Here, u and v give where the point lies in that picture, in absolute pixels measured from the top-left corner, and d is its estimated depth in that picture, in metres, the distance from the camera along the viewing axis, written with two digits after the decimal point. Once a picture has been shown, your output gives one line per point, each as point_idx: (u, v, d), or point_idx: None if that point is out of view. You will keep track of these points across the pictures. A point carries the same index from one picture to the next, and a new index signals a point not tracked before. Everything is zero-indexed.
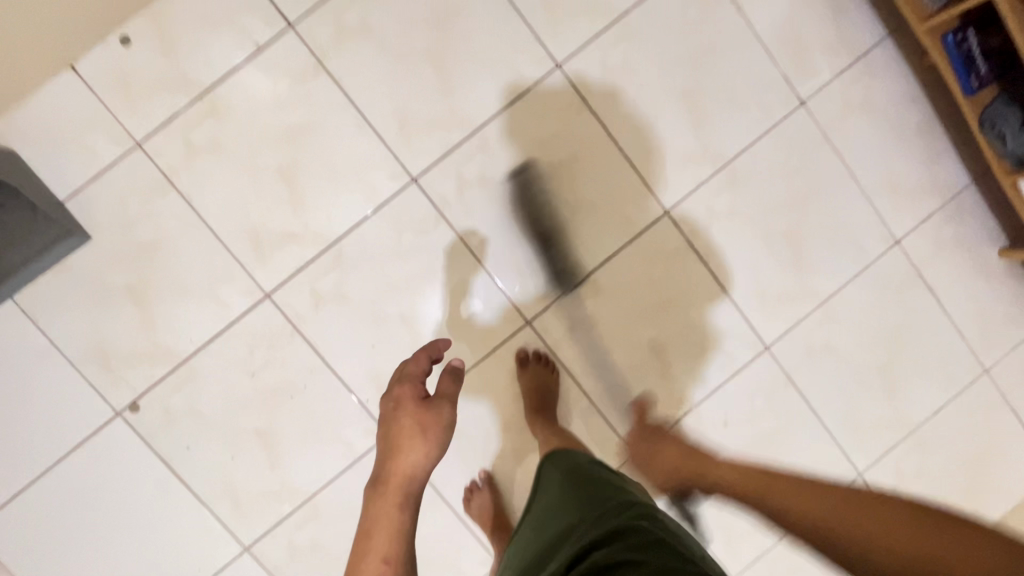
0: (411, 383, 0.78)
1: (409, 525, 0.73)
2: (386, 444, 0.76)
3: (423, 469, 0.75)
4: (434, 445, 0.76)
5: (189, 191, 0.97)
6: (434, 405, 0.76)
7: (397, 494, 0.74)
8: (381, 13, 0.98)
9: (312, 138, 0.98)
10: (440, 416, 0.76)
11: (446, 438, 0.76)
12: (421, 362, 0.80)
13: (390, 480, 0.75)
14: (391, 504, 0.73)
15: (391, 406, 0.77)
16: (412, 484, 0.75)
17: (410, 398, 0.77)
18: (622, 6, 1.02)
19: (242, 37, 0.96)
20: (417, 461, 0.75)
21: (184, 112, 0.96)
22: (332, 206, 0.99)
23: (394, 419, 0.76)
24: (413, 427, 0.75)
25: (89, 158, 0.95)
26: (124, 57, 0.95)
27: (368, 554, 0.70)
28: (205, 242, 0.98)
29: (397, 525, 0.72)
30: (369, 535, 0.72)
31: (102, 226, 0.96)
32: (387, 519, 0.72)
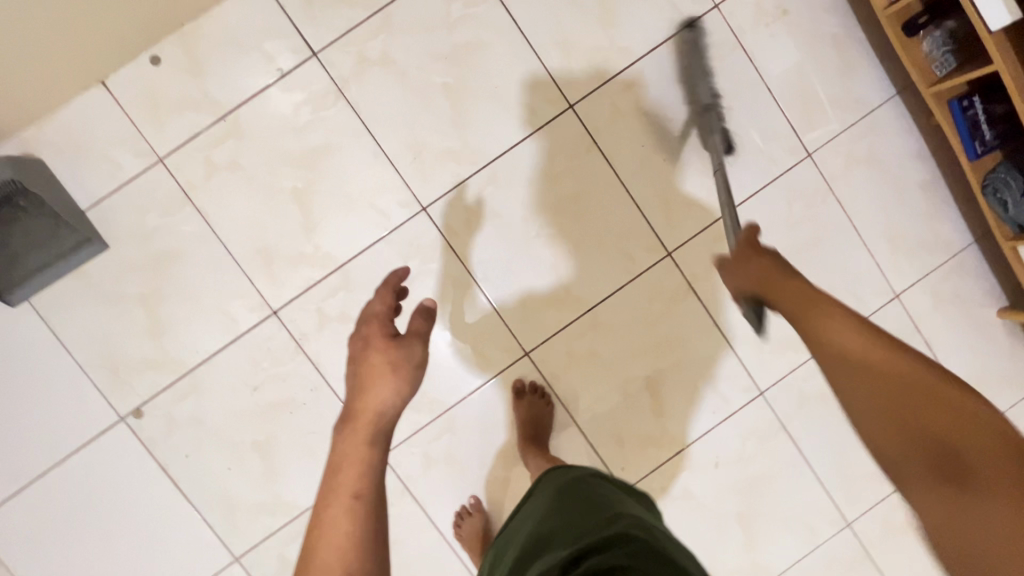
0: (379, 320, 0.73)
1: (378, 466, 0.65)
2: (354, 383, 0.70)
3: (394, 408, 0.69)
4: (407, 382, 0.70)
5: (205, 206, 1.00)
6: (405, 341, 0.72)
7: (365, 430, 0.66)
8: (402, 46, 1.01)
9: (328, 162, 1.01)
10: (411, 352, 0.71)
11: (421, 374, 0.71)
12: (386, 297, 0.75)
13: (358, 418, 0.67)
14: (357, 444, 0.65)
15: (358, 344, 0.72)
16: (381, 423, 0.68)
17: (380, 336, 0.72)
18: (636, 51, 1.04)
19: (266, 62, 0.99)
20: (388, 399, 0.68)
21: (207, 131, 0.99)
22: (343, 230, 1.02)
23: (362, 357, 0.71)
24: (383, 364, 0.70)
25: (112, 170, 0.99)
26: (152, 75, 0.98)
27: (334, 492, 0.62)
28: (218, 257, 1.01)
29: (366, 465, 0.64)
30: (336, 471, 0.64)
31: (119, 237, 0.99)
32: (354, 456, 0.65)
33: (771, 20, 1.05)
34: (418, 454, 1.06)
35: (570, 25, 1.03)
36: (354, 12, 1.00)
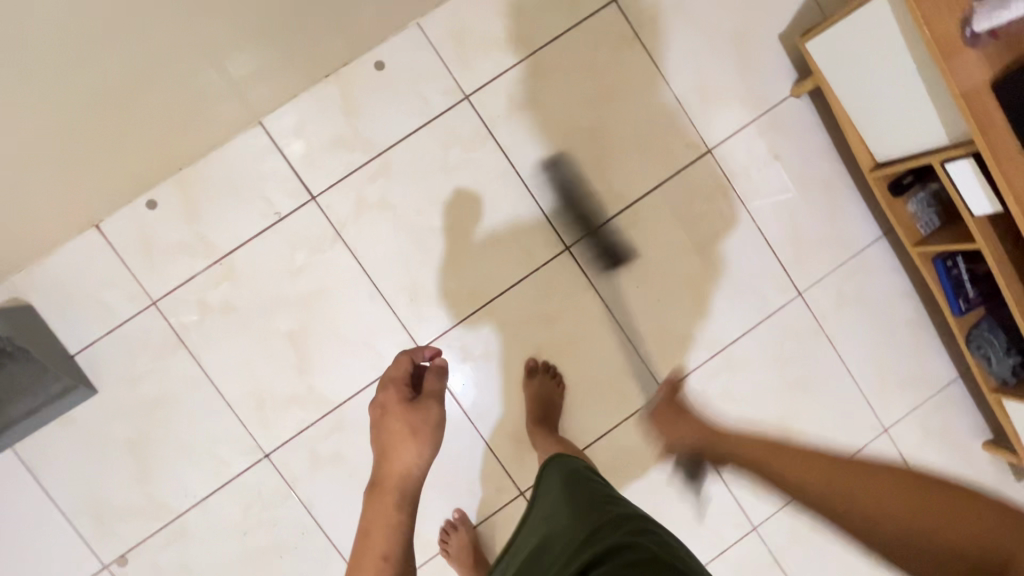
0: (395, 388, 0.87)
1: (404, 523, 0.83)
2: (380, 447, 0.86)
3: (416, 466, 0.85)
4: (423, 444, 0.85)
5: (199, 349, 0.99)
6: (420, 407, 0.86)
7: (394, 489, 0.84)
8: (401, 189, 1.01)
9: (324, 304, 1.00)
10: (426, 416, 0.85)
11: (437, 435, 0.85)
12: (401, 365, 0.89)
13: (385, 484, 0.86)
14: (389, 503, 0.84)
15: (379, 412, 0.87)
16: (406, 484, 0.85)
17: (397, 403, 0.86)
18: (632, 195, 1.06)
19: (264, 207, 0.99)
20: (412, 461, 0.85)
21: (202, 274, 0.98)
22: (337, 372, 1.01)
23: (383, 424, 0.86)
24: (402, 429, 0.85)
25: (104, 314, 0.97)
26: (148, 219, 0.98)
27: (371, 543, 0.83)
28: (210, 400, 0.99)
29: (394, 524, 0.83)
30: (367, 535, 0.83)
31: (110, 381, 0.98)
32: (386, 518, 0.83)
33: (764, 163, 1.08)
34: None
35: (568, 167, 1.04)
36: (354, 156, 1.00)
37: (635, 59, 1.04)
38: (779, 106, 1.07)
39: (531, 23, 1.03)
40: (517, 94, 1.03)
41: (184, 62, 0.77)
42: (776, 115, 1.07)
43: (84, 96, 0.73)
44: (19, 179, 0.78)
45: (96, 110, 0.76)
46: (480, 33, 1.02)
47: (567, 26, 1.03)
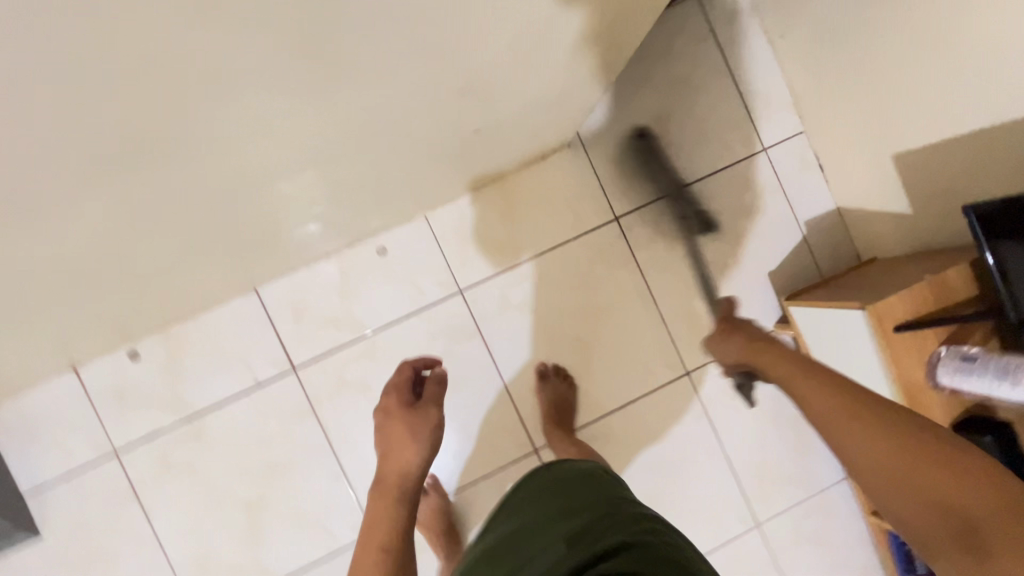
0: (396, 393, 0.86)
1: (405, 518, 0.76)
2: (381, 449, 0.83)
3: (415, 470, 0.79)
4: (423, 442, 0.81)
5: (153, 506, 0.98)
6: (420, 410, 0.84)
7: (396, 490, 0.77)
8: (382, 372, 1.03)
9: (287, 475, 1.00)
10: (428, 418, 0.83)
11: (437, 437, 0.81)
12: (404, 372, 0.89)
13: (386, 480, 0.79)
14: (387, 501, 0.77)
15: (381, 414, 0.85)
16: (408, 482, 0.79)
17: (398, 406, 0.85)
18: (607, 406, 1.08)
19: (245, 371, 1.00)
20: (410, 462, 0.79)
21: (170, 430, 0.99)
22: (286, 545, 1.00)
23: (383, 426, 0.84)
24: (401, 431, 0.82)
25: (64, 458, 0.97)
26: (127, 368, 0.98)
27: (366, 547, 0.73)
28: (153, 559, 0.98)
29: (392, 524, 0.75)
30: (367, 530, 0.75)
31: (55, 527, 0.96)
32: (381, 515, 0.76)
33: (741, 393, 1.10)
34: None
35: (549, 370, 1.05)
36: (342, 333, 1.02)
37: (629, 276, 1.08)
38: None
39: (533, 229, 1.06)
40: (510, 294, 1.06)
41: (244, 247, 0.83)
42: None
43: (178, 270, 0.80)
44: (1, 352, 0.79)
45: (95, 302, 0.79)
46: (484, 232, 1.06)
47: (568, 235, 1.07)
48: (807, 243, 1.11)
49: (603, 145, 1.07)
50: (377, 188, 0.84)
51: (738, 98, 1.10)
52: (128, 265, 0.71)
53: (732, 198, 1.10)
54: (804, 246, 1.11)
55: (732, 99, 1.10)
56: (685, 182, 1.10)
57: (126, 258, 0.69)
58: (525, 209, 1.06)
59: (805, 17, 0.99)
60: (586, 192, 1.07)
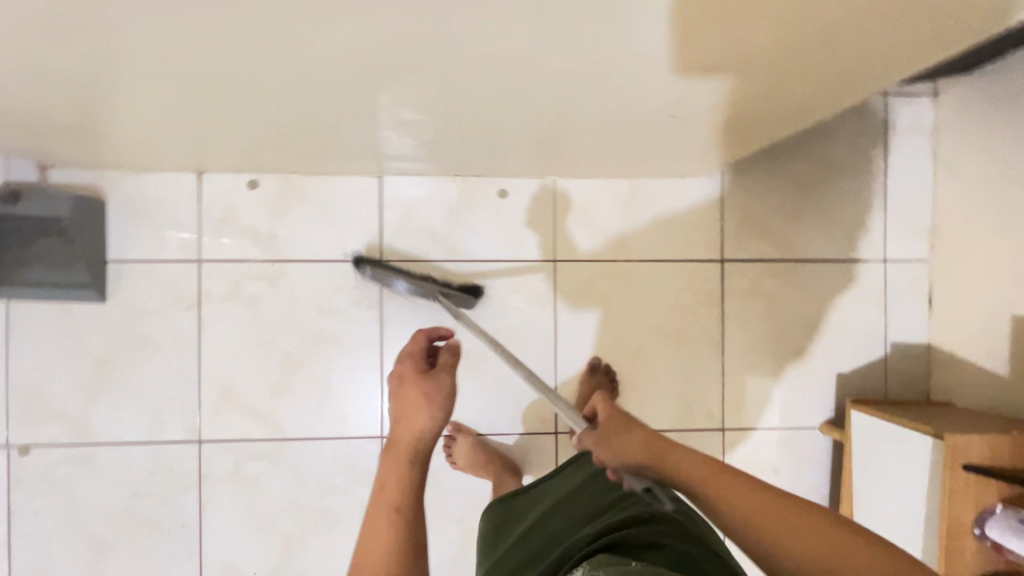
0: (411, 360, 0.88)
1: (416, 479, 0.79)
2: (394, 412, 0.83)
3: (429, 435, 0.80)
4: (438, 407, 0.81)
5: (208, 321, 1.03)
6: (433, 376, 0.85)
7: (408, 453, 0.79)
8: (454, 299, 1.07)
9: (331, 350, 1.05)
10: (439, 385, 0.84)
11: (450, 402, 0.82)
12: (418, 342, 0.91)
13: (396, 443, 0.81)
14: (398, 462, 0.79)
15: (396, 381, 0.86)
16: (419, 445, 0.80)
17: (414, 373, 0.86)
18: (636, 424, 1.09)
19: (337, 243, 1.05)
20: (424, 425, 0.80)
21: (252, 263, 1.04)
22: (302, 410, 1.04)
23: (398, 392, 0.85)
24: (415, 395, 0.82)
25: (154, 244, 1.03)
26: (241, 193, 1.04)
27: (379, 502, 0.78)
28: (187, 367, 1.03)
29: (405, 479, 0.78)
30: (381, 488, 0.78)
31: (119, 299, 1.02)
32: (396, 474, 0.78)
33: (762, 471, 1.10)
34: None
35: (598, 367, 1.07)
36: (435, 248, 1.06)
37: (708, 318, 1.10)
38: (803, 431, 1.10)
39: (642, 237, 1.10)
40: (595, 284, 1.09)
41: (392, 142, 0.87)
42: (795, 436, 1.11)
43: (345, 136, 0.85)
44: (164, 130, 0.85)
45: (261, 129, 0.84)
46: (598, 219, 1.09)
47: (671, 256, 1.10)
48: (885, 364, 1.11)
49: (736, 191, 1.10)
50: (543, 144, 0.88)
51: (879, 204, 1.12)
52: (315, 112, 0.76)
53: (834, 291, 1.11)
54: (881, 364, 1.11)
55: (873, 202, 1.11)
56: (797, 256, 1.11)
57: (323, 110, 0.73)
58: (644, 216, 1.10)
59: (984, 157, 1.00)
60: (703, 225, 1.10)
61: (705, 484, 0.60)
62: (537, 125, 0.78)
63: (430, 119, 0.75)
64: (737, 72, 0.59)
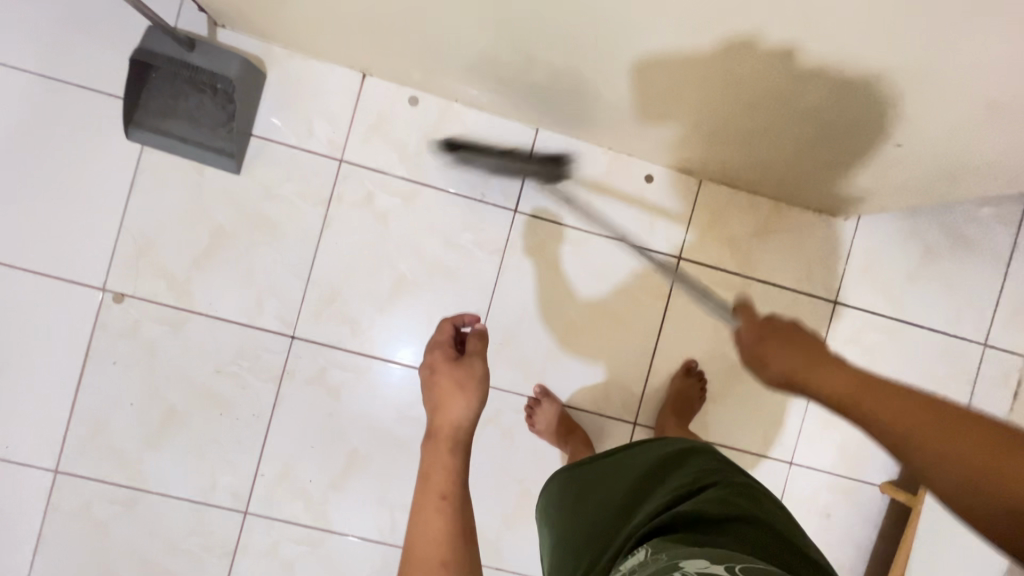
0: (439, 349, 0.84)
1: (461, 467, 0.74)
2: (432, 403, 0.79)
3: (466, 422, 0.77)
4: (473, 395, 0.78)
5: (332, 222, 1.02)
6: (466, 360, 0.82)
7: (446, 444, 0.75)
8: (573, 268, 1.07)
9: (444, 284, 1.04)
10: (472, 370, 0.80)
11: (483, 388, 0.79)
12: (446, 331, 0.86)
13: (437, 434, 0.76)
14: (441, 451, 0.75)
15: (427, 371, 0.82)
16: (459, 433, 0.77)
17: (445, 360, 0.82)
18: (713, 435, 1.10)
19: (478, 181, 1.04)
20: (462, 413, 0.77)
21: (391, 177, 1.03)
22: (400, 334, 1.03)
23: (430, 382, 0.81)
24: (449, 384, 0.79)
25: (301, 131, 1.01)
26: (399, 106, 1.03)
27: (426, 493, 0.71)
28: (300, 261, 1.02)
29: (450, 471, 0.73)
30: (425, 478, 0.73)
31: (252, 176, 1.00)
32: (439, 464, 0.74)
33: (816, 511, 1.12)
34: (268, 538, 1.02)
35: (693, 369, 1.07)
36: (568, 212, 1.06)
37: None
38: (863, 486, 1.12)
39: (767, 258, 1.11)
40: (710, 291, 1.10)
41: (594, 97, 0.86)
42: (857, 488, 1.12)
43: (548, 80, 0.84)
44: (367, 26, 0.83)
45: (468, 53, 0.83)
46: (730, 229, 1.10)
47: (788, 284, 1.11)
48: None
49: (865, 240, 1.12)
50: (741, 135, 0.87)
51: (996, 290, 1.14)
52: (540, 51, 0.76)
53: (931, 361, 1.13)
54: None
55: (991, 286, 1.13)
56: (906, 318, 1.13)
57: (561, 46, 0.73)
58: (774, 239, 1.11)
59: None
60: (826, 263, 1.12)
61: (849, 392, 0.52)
62: (742, 112, 0.79)
63: (666, 78, 0.74)
64: (690, 122, 0.86)
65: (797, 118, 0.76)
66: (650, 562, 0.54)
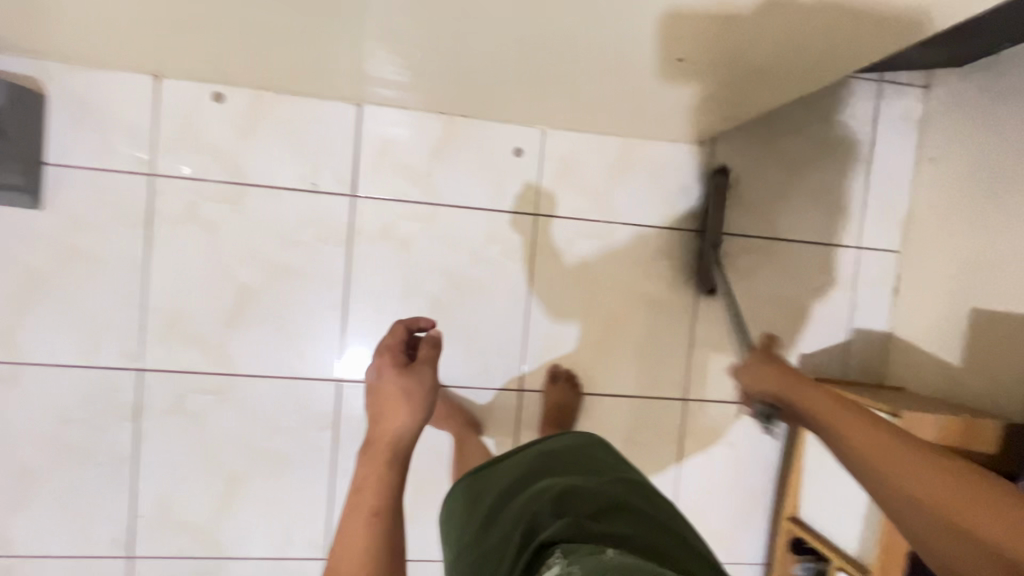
0: (390, 354, 0.85)
1: (397, 481, 0.78)
2: (374, 411, 0.81)
3: (407, 432, 0.79)
4: (416, 406, 0.80)
5: (159, 241, 0.96)
6: (414, 370, 0.83)
7: (385, 454, 0.78)
8: (427, 243, 1.02)
9: (292, 285, 0.99)
10: (418, 380, 0.82)
11: (428, 401, 0.81)
12: (397, 336, 0.87)
13: (378, 443, 0.79)
14: (380, 463, 0.78)
15: (373, 377, 0.83)
16: (399, 446, 0.78)
17: (392, 367, 0.83)
18: (603, 386, 1.08)
19: (306, 171, 0.98)
20: (403, 426, 0.78)
21: (211, 183, 0.96)
22: (256, 346, 0.98)
23: (374, 389, 0.82)
24: (394, 393, 0.80)
25: (101, 151, 0.93)
26: (204, 105, 0.95)
27: (360, 503, 0.76)
28: (132, 289, 0.95)
29: (385, 484, 0.77)
30: (358, 491, 0.76)
31: (57, 209, 0.93)
32: (376, 475, 0.77)
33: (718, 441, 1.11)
34: None
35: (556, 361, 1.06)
36: (411, 187, 1.01)
37: (684, 288, 1.09)
38: None
39: (629, 198, 1.07)
40: (574, 243, 1.06)
41: (383, 57, 0.79)
42: None
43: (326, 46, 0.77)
44: (114, 23, 0.75)
45: (233, 33, 0.76)
46: (584, 175, 1.05)
47: (654, 221, 1.08)
48: (847, 346, 1.13)
49: (726, 161, 1.09)
50: (549, 73, 0.81)
51: (862, 191, 1.12)
52: (293, 17, 0.69)
53: (810, 273, 1.12)
54: (843, 347, 1.13)
55: (857, 187, 1.12)
56: (778, 234, 1.11)
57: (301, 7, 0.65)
58: (634, 178, 1.07)
59: (970, 153, 1.02)
60: (690, 192, 1.08)
61: (871, 450, 0.59)
62: (528, 49, 0.72)
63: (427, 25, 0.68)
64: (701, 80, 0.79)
65: (579, 45, 0.71)
66: (556, 561, 0.54)
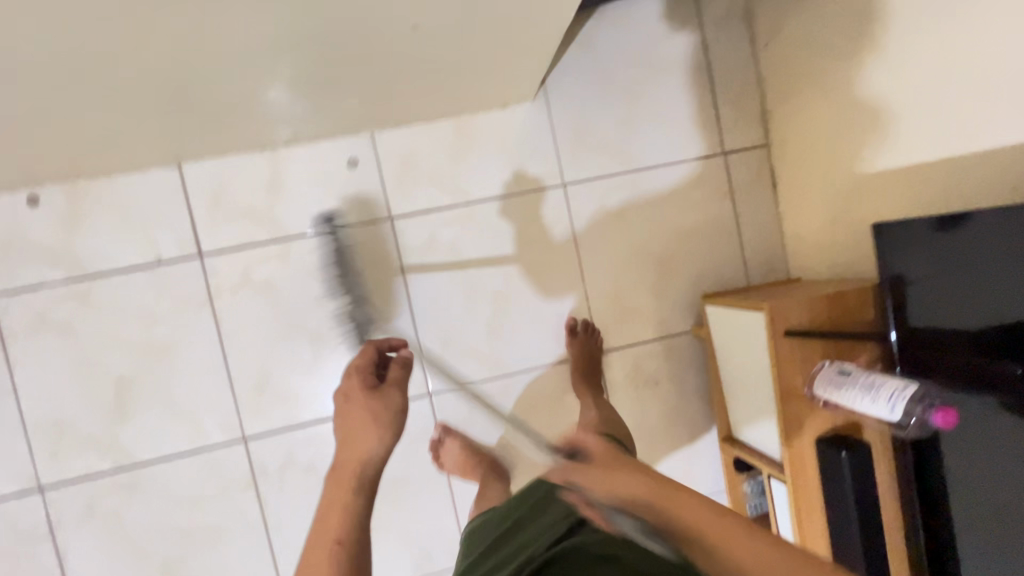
0: (359, 376, 0.81)
1: (364, 503, 0.69)
2: (341, 436, 0.77)
3: (376, 454, 0.73)
4: (383, 426, 0.76)
5: (19, 359, 0.94)
6: (383, 391, 0.79)
7: (349, 478, 0.70)
8: (289, 279, 1.00)
9: (168, 361, 0.97)
10: (390, 401, 0.78)
11: (397, 420, 0.77)
12: (367, 356, 0.84)
13: (344, 467, 0.72)
14: (345, 489, 0.70)
15: (342, 399, 0.80)
16: (365, 469, 0.71)
17: (359, 389, 0.80)
18: (511, 366, 1.06)
19: (145, 247, 0.96)
20: (371, 447, 0.73)
21: (54, 287, 0.94)
22: (149, 431, 0.96)
23: (343, 413, 0.79)
24: (364, 415, 0.77)
25: None
26: (23, 213, 0.93)
27: (323, 528, 0.66)
28: (6, 415, 0.93)
29: (350, 508, 0.68)
30: (323, 517, 0.68)
31: None
32: (340, 501, 0.69)
33: (644, 384, 1.09)
34: None
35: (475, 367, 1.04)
36: (255, 229, 0.99)
37: (561, 245, 1.07)
38: (675, 337, 1.09)
39: (478, 175, 1.05)
40: (437, 234, 1.04)
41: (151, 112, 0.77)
42: (670, 343, 1.09)
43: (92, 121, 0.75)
44: None
45: None
46: (426, 166, 1.03)
47: (510, 188, 1.06)
48: (743, 253, 1.11)
49: (563, 109, 1.07)
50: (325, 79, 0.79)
51: (709, 97, 1.10)
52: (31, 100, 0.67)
53: (683, 193, 1.10)
54: (739, 255, 1.11)
55: (702, 95, 1.10)
56: (639, 164, 1.09)
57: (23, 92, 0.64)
58: (477, 153, 1.05)
59: (791, 28, 1.00)
60: (538, 150, 1.06)
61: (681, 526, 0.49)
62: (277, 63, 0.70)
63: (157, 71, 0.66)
64: None
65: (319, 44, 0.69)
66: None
